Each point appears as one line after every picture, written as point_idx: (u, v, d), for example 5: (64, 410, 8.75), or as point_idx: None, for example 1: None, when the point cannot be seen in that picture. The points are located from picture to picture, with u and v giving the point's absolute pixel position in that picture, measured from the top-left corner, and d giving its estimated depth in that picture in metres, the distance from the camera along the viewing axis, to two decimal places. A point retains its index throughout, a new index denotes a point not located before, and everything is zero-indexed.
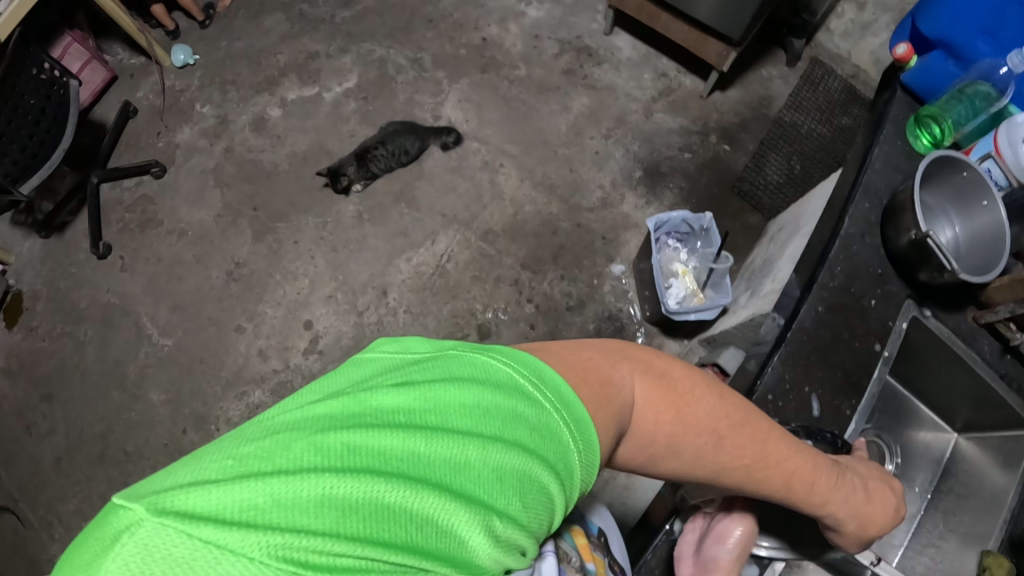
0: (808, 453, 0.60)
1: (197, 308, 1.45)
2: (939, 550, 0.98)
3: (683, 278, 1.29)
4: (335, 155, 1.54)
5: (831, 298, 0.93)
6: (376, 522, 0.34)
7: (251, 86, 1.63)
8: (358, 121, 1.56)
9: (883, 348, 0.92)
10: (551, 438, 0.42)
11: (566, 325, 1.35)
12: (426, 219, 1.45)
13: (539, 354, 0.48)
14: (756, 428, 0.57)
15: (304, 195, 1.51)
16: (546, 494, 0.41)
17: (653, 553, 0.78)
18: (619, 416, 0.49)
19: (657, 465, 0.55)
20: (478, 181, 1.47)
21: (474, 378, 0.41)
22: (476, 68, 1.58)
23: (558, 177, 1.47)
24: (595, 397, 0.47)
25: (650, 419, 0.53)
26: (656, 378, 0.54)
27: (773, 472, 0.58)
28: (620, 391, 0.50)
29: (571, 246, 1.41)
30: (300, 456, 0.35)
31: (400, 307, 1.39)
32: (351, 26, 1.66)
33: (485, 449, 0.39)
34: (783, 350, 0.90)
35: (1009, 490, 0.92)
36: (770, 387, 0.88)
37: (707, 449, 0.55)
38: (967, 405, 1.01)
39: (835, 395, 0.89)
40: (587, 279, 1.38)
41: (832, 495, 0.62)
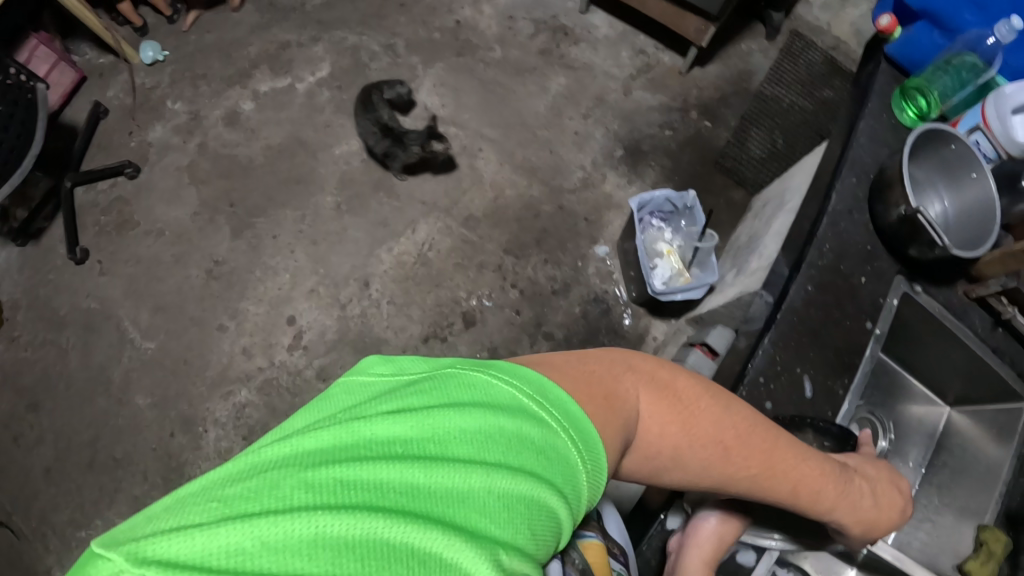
0: (817, 461, 0.66)
1: (179, 308, 1.43)
2: (935, 524, 0.99)
3: (669, 257, 1.26)
4: (313, 147, 1.50)
5: (818, 277, 0.93)
6: (372, 559, 0.37)
7: (222, 79, 1.59)
8: (333, 110, 1.52)
9: (875, 326, 0.92)
10: (552, 459, 0.46)
11: (552, 310, 1.34)
12: (406, 207, 1.43)
13: (564, 386, 0.52)
14: (762, 439, 0.62)
15: (390, 150, 1.41)
16: (550, 513, 0.44)
17: (649, 542, 0.83)
18: (622, 430, 0.54)
19: (662, 475, 0.61)
20: (457, 166, 1.45)
21: (472, 404, 0.45)
22: (452, 51, 1.55)
23: (538, 159, 1.45)
24: (600, 410, 0.52)
25: (655, 431, 0.58)
26: (662, 391, 0.59)
27: (778, 480, 0.63)
28: (622, 406, 0.55)
29: (555, 229, 1.39)
30: (293, 496, 0.38)
31: (383, 298, 1.37)
32: (323, 14, 1.62)
33: (487, 477, 0.42)
34: (773, 331, 0.89)
35: (1005, 462, 0.93)
36: (761, 368, 0.88)
37: (716, 461, 0.60)
38: (958, 378, 1.02)
39: (827, 374, 0.89)
40: (571, 262, 1.37)
41: (839, 502, 0.67)
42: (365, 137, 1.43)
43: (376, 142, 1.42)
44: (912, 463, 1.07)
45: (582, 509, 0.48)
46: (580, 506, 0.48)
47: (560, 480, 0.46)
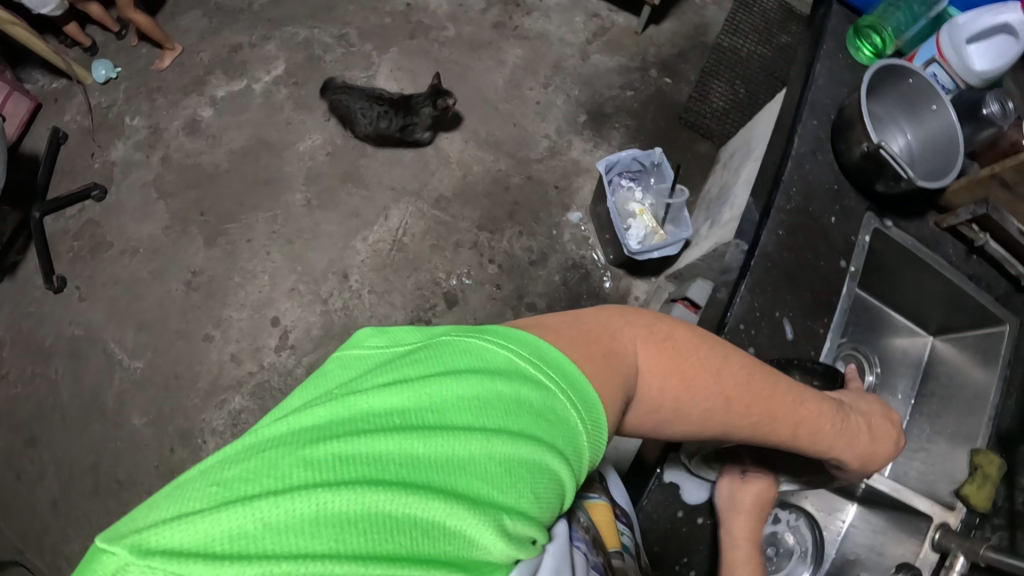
0: (814, 400, 0.64)
1: (163, 324, 1.42)
2: (929, 452, 1.01)
3: (642, 217, 1.26)
4: (277, 148, 1.48)
5: (789, 220, 0.93)
6: (378, 533, 0.36)
7: (178, 89, 1.57)
8: (292, 107, 1.51)
9: (849, 264, 0.93)
10: (554, 422, 0.44)
11: (532, 281, 1.34)
12: (376, 196, 1.42)
13: (552, 347, 0.48)
14: (761, 385, 0.59)
15: (401, 125, 1.37)
16: (554, 477, 0.43)
17: (649, 497, 0.83)
18: (621, 389, 0.51)
19: (662, 429, 0.58)
20: (422, 149, 1.44)
21: (469, 369, 0.43)
22: (405, 35, 1.53)
23: (502, 133, 1.44)
24: (598, 371, 0.49)
25: (654, 385, 0.55)
26: (658, 343, 0.56)
27: (779, 424, 0.61)
28: (616, 363, 0.52)
29: (526, 200, 1.39)
30: (292, 475, 0.37)
31: (364, 288, 1.37)
32: (271, 12, 1.60)
33: (488, 443, 0.40)
34: (749, 279, 0.90)
35: (991, 387, 0.95)
36: (741, 316, 0.89)
37: (716, 411, 0.57)
38: (939, 308, 1.05)
39: (805, 314, 0.90)
40: (546, 231, 1.37)
41: (837, 440, 0.66)
42: (372, 126, 1.38)
43: (386, 124, 1.37)
44: (901, 395, 1.10)
45: (587, 467, 0.47)
46: (586, 466, 0.46)
47: (564, 443, 0.44)
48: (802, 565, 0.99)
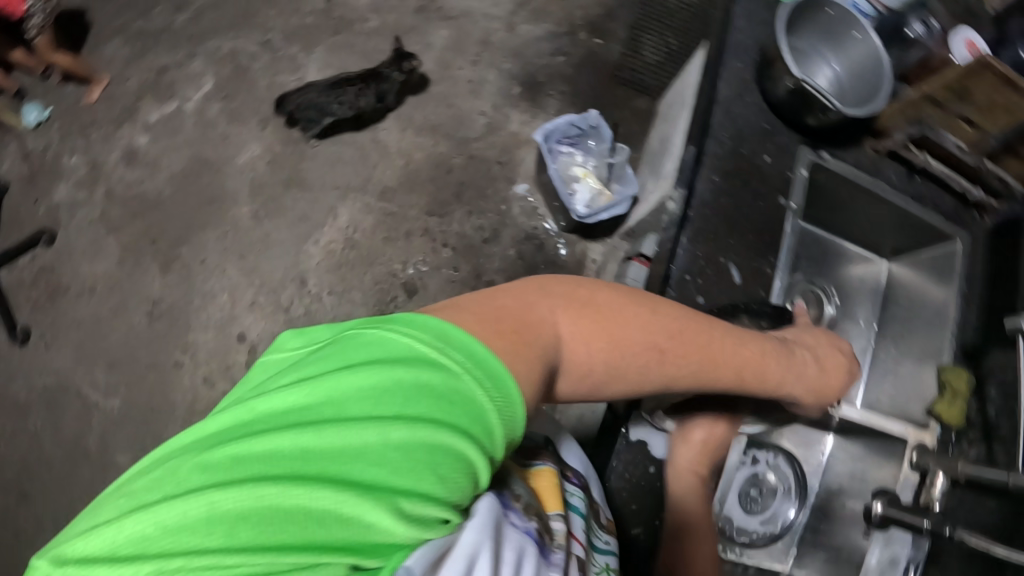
0: (753, 340, 0.64)
1: (132, 359, 1.40)
2: (898, 374, 1.03)
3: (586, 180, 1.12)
4: (219, 165, 1.45)
5: (723, 166, 0.94)
6: (267, 528, 0.34)
7: (110, 120, 1.52)
8: (227, 121, 1.47)
9: (788, 200, 0.94)
10: (460, 402, 0.40)
11: (488, 258, 1.34)
12: (321, 197, 1.41)
13: (458, 322, 0.45)
14: (694, 332, 0.59)
15: (379, 99, 1.40)
16: (465, 457, 0.39)
17: (619, 459, 0.84)
18: (540, 361, 0.48)
19: (601, 391, 0.56)
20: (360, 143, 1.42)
21: (370, 358, 0.41)
22: (329, 32, 1.49)
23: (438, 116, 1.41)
24: (509, 347, 0.45)
25: (582, 349, 0.53)
26: (580, 308, 0.54)
27: (722, 368, 0.60)
28: (536, 330, 0.49)
29: (471, 179, 1.39)
30: (185, 479, 0.36)
31: (323, 291, 1.36)
32: (191, 28, 1.55)
33: (386, 430, 0.38)
34: (689, 229, 0.91)
35: (949, 303, 0.97)
36: (686, 267, 0.89)
37: (651, 364, 0.56)
38: (891, 232, 1.05)
39: (752, 256, 0.91)
40: (495, 207, 1.37)
41: (786, 376, 0.66)
42: (352, 108, 1.39)
43: (366, 101, 1.39)
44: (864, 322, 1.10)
45: (505, 442, 0.43)
46: (502, 442, 0.43)
47: (473, 422, 0.40)
48: (787, 503, 1.01)
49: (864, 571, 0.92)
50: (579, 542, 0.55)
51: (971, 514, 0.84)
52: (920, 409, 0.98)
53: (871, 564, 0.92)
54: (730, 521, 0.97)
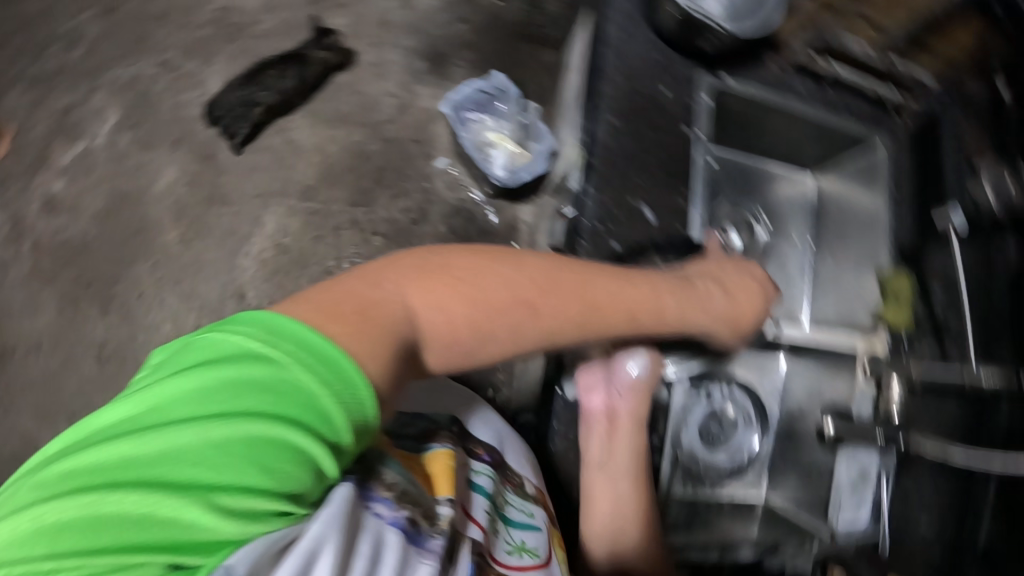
0: (644, 280, 0.61)
1: (86, 405, 1.19)
2: (839, 282, 1.00)
3: (502, 144, 1.09)
4: (138, 195, 1.23)
5: (616, 107, 0.94)
6: (87, 536, 0.33)
7: (13, 169, 1.23)
8: (138, 147, 1.24)
9: (692, 129, 0.93)
10: (285, 390, 0.38)
11: (421, 239, 1.15)
12: (242, 207, 1.21)
13: (288, 313, 0.42)
14: (571, 278, 0.55)
15: (304, 80, 1.21)
16: (302, 447, 0.38)
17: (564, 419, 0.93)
18: (388, 339, 0.44)
19: (477, 359, 0.52)
20: (274, 147, 1.22)
21: (201, 360, 0.39)
22: (223, 41, 1.26)
23: (347, 105, 1.20)
24: (348, 330, 0.42)
25: (442, 320, 0.49)
26: (436, 275, 0.50)
27: (613, 312, 0.57)
28: (383, 309, 0.46)
29: (391, 162, 1.18)
30: (19, 498, 0.36)
31: (262, 303, 1.19)
32: (80, 62, 1.25)
33: (207, 428, 0.36)
34: (594, 174, 0.90)
35: (880, 209, 0.95)
36: (594, 214, 0.91)
37: (526, 321, 0.52)
38: (813, 142, 1.02)
39: (663, 191, 0.91)
40: (417, 186, 1.17)
41: (685, 309, 0.63)
42: (278, 95, 1.21)
43: (290, 86, 1.21)
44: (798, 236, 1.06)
45: (348, 427, 0.41)
46: (343, 428, 0.40)
47: (302, 410, 0.38)
48: (749, 430, 1.00)
49: (835, 489, 0.90)
50: (478, 525, 0.52)
51: (933, 418, 0.82)
52: (865, 314, 0.95)
53: (842, 483, 0.90)
54: (694, 459, 0.97)
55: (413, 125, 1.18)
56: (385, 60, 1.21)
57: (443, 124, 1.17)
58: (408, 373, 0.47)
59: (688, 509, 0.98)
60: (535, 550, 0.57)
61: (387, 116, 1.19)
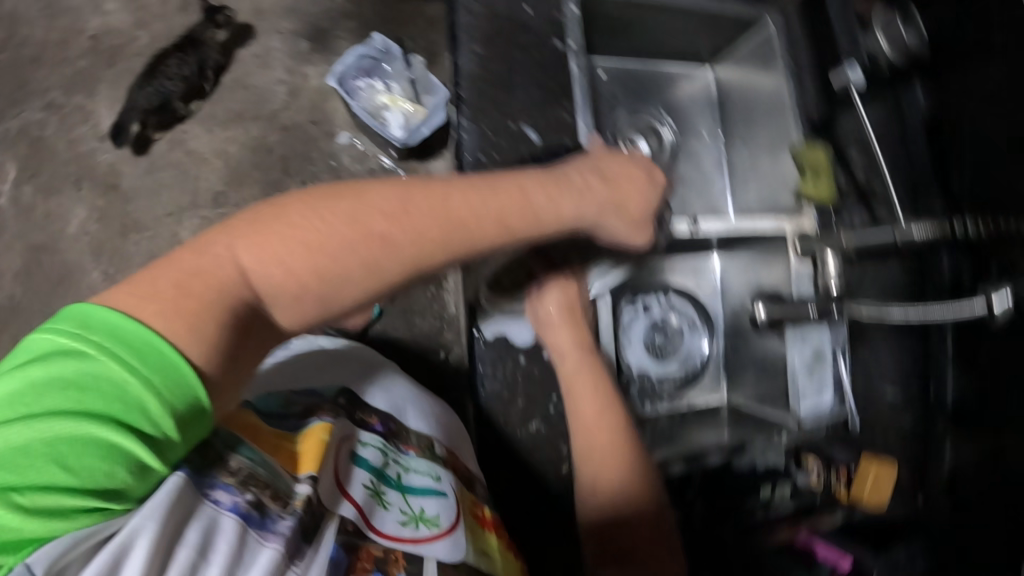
0: (513, 185, 0.56)
1: None
2: (758, 170, 0.94)
3: (396, 105, 1.07)
4: (52, 244, 1.10)
5: (481, 31, 0.77)
6: None
7: None
8: (39, 192, 1.11)
9: (565, 40, 0.80)
10: (95, 386, 0.36)
11: None
12: (157, 228, 1.12)
13: (111, 300, 0.40)
14: (422, 201, 0.50)
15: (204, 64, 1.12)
16: (111, 442, 0.36)
17: (487, 370, 0.72)
18: (218, 308, 0.41)
19: (343, 307, 0.48)
20: (177, 161, 1.13)
21: (15, 362, 0.38)
22: (104, 65, 1.14)
23: (238, 99, 1.14)
24: (163, 309, 0.39)
25: (282, 276, 0.44)
26: (265, 229, 0.45)
27: (481, 225, 0.52)
28: (207, 279, 0.42)
29: (294, 149, 1.14)
30: None
31: None
32: None
33: (9, 430, 0.35)
34: (465, 106, 0.76)
35: (782, 88, 0.88)
36: (475, 147, 0.76)
37: (378, 253, 0.47)
38: (704, 34, 0.93)
39: (544, 109, 0.78)
40: (324, 165, 1.14)
41: (564, 203, 0.60)
42: (181, 81, 1.10)
43: (190, 69, 1.10)
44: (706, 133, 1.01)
45: (176, 419, 0.38)
46: (169, 420, 0.38)
47: (116, 405, 0.36)
48: (698, 335, 0.99)
49: (790, 375, 0.88)
50: (353, 501, 0.49)
51: (876, 282, 0.84)
52: (789, 196, 0.89)
53: (797, 368, 0.87)
54: (647, 375, 0.95)
55: (309, 107, 1.15)
56: (268, 49, 1.16)
57: (337, 99, 1.15)
58: (255, 334, 0.44)
59: (656, 430, 0.93)
60: (435, 519, 0.52)
61: (279, 103, 1.15)
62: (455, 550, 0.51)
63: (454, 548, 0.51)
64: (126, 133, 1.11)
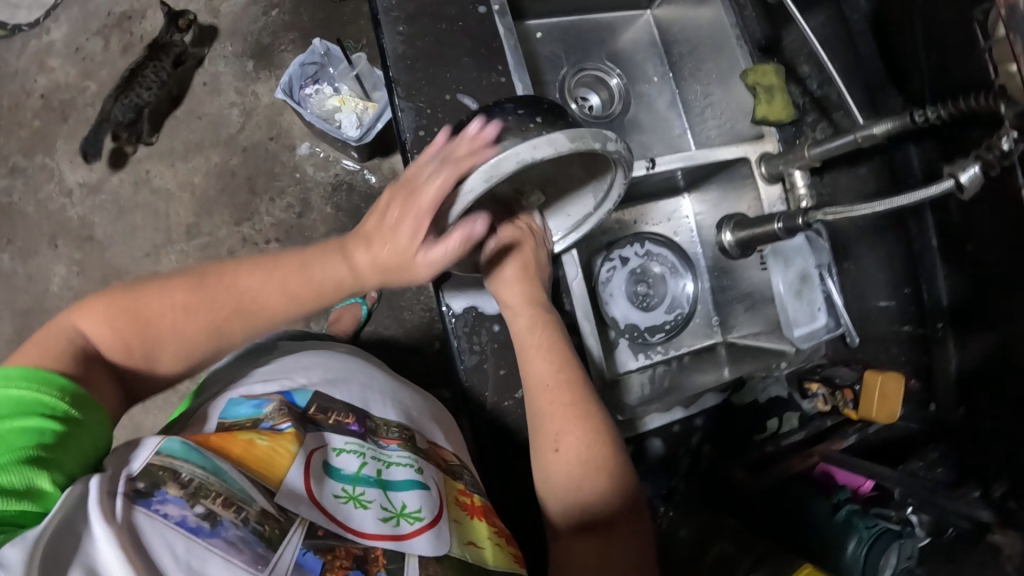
0: (303, 257, 0.59)
1: None
2: (714, 105, 0.92)
3: (346, 104, 1.09)
4: (40, 305, 1.11)
5: (404, 11, 0.77)
6: None
7: None
8: (19, 258, 1.13)
9: (489, 5, 0.79)
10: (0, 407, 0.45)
11: (312, 227, 1.13)
12: (137, 270, 1.12)
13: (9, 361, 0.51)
14: (221, 280, 0.57)
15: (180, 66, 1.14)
16: (34, 429, 0.45)
17: (462, 338, 0.71)
18: (68, 353, 0.53)
19: (163, 364, 0.58)
20: (146, 201, 1.14)
21: None
22: (59, 122, 1.15)
23: (196, 130, 1.15)
24: (37, 351, 0.52)
25: (108, 337, 0.55)
26: (105, 302, 0.56)
27: (259, 302, 0.58)
28: (64, 334, 0.54)
29: (257, 168, 1.14)
30: None
31: None
32: None
33: None
34: (398, 86, 0.75)
35: (721, 16, 0.86)
36: (414, 125, 0.75)
37: (181, 321, 0.56)
38: None
39: (479, 74, 0.77)
40: (290, 178, 1.14)
41: (333, 275, 0.58)
42: (160, 89, 1.13)
43: (167, 74, 1.13)
44: (657, 77, 0.97)
45: (72, 402, 0.49)
46: (65, 403, 0.48)
47: (20, 409, 0.46)
48: (680, 279, 0.96)
49: (777, 301, 0.84)
50: (321, 508, 0.48)
51: (850, 189, 0.83)
52: (747, 125, 0.87)
53: (783, 291, 0.84)
54: (634, 327, 0.94)
55: (266, 124, 1.15)
56: (215, 74, 1.16)
57: (291, 112, 1.15)
58: (100, 379, 0.53)
59: (654, 384, 0.94)
60: (417, 513, 0.51)
61: (235, 126, 1.15)
62: (437, 544, 0.50)
63: (438, 541, 0.50)
64: (101, 149, 1.14)
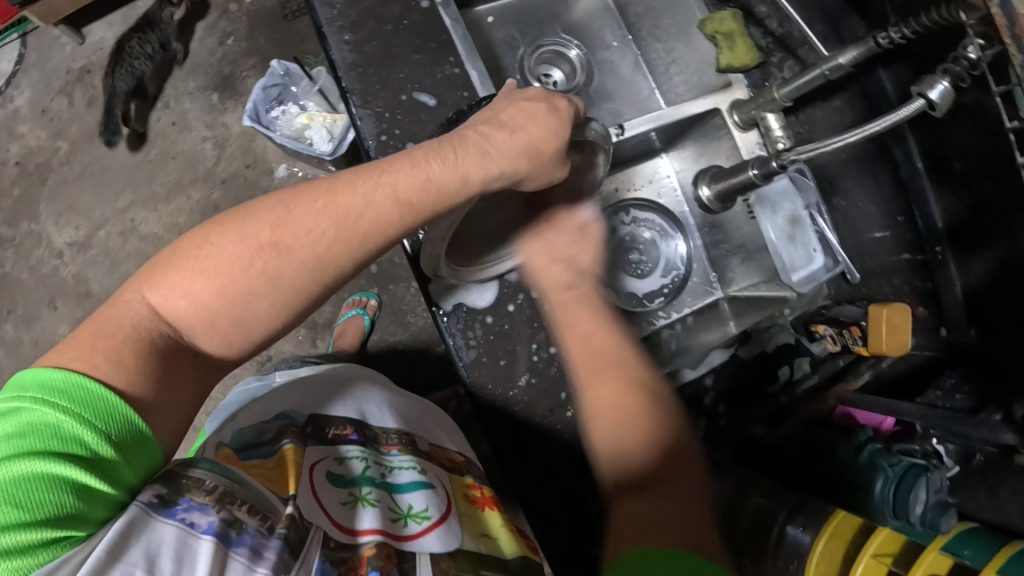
0: (405, 161, 0.54)
1: None
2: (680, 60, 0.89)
3: (315, 121, 1.08)
4: None
5: (348, 18, 0.76)
6: None
7: None
8: (23, 324, 1.15)
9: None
10: (37, 431, 0.39)
11: None
12: None
13: (39, 363, 0.43)
14: (318, 197, 0.51)
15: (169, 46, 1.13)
16: (64, 474, 0.38)
17: (459, 336, 0.70)
18: (133, 345, 0.44)
19: (254, 326, 0.49)
20: (135, 248, 1.15)
21: None
22: (38, 186, 1.17)
23: (172, 169, 1.16)
24: (88, 348, 0.43)
25: (183, 305, 0.47)
26: (167, 266, 0.48)
27: (363, 223, 0.52)
28: (126, 316, 0.46)
29: (239, 197, 1.15)
30: None
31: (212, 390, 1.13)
32: None
33: None
34: (353, 95, 0.75)
35: None
36: (376, 131, 0.74)
37: (272, 264, 0.49)
38: None
39: (432, 69, 0.76)
40: None
41: (457, 170, 0.55)
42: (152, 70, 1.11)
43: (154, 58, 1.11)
44: (616, 42, 0.92)
45: (116, 441, 0.41)
46: (109, 445, 0.40)
47: (53, 442, 0.39)
48: (670, 241, 0.91)
49: (769, 245, 0.84)
50: (331, 518, 0.47)
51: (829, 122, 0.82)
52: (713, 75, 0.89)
53: (775, 237, 0.84)
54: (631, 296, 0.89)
55: (240, 153, 1.16)
56: (182, 112, 1.16)
57: (263, 137, 1.15)
58: (178, 372, 0.47)
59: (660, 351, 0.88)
60: (424, 513, 0.52)
61: (211, 159, 1.16)
62: (446, 540, 0.51)
63: (447, 537, 0.52)
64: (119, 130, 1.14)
